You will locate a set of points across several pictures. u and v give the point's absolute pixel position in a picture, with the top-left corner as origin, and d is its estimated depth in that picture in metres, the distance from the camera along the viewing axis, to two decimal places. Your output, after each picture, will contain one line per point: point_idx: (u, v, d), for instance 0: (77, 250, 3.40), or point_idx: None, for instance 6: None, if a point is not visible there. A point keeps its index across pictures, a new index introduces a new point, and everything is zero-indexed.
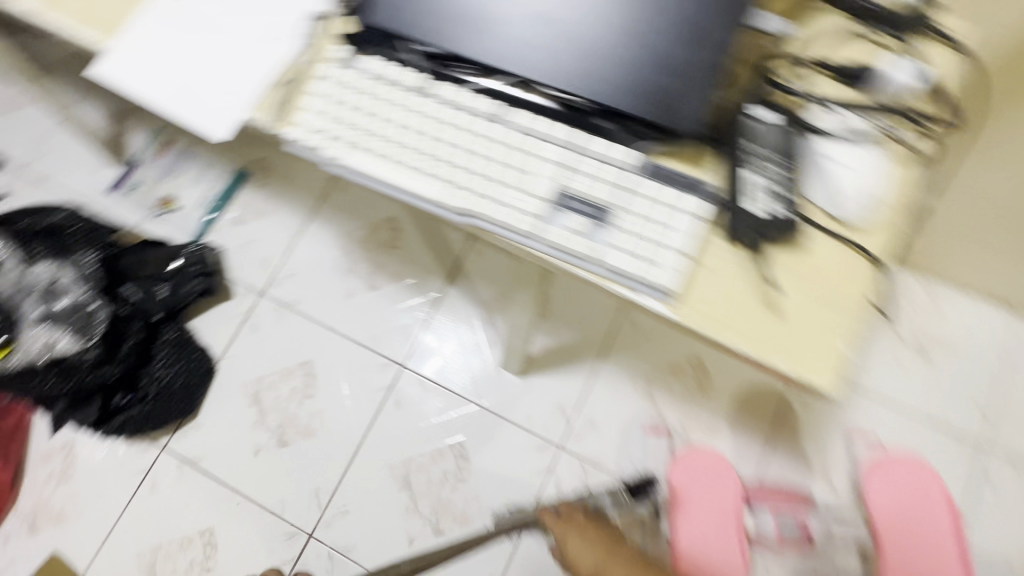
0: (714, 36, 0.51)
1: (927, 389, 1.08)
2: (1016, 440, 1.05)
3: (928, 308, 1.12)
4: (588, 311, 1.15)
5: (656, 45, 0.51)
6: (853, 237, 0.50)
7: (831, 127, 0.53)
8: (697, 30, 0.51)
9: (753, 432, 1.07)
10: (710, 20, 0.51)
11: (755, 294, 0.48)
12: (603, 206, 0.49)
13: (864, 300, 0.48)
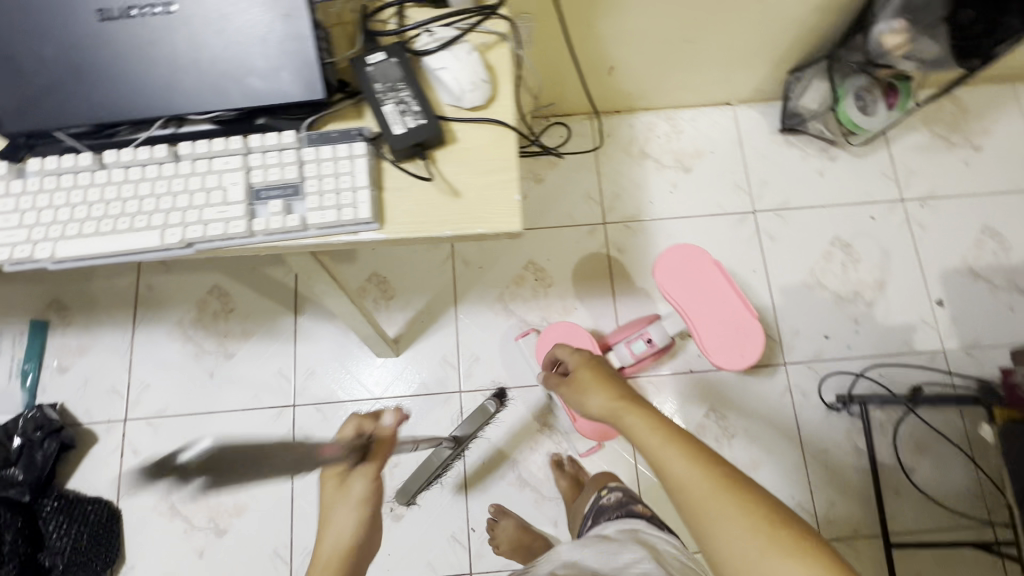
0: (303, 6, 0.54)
1: (699, 194, 1.32)
2: (772, 196, 1.31)
3: (672, 134, 1.35)
4: (427, 272, 1.26)
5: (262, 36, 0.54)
6: (487, 116, 0.60)
7: (432, 35, 0.61)
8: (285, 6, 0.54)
9: (597, 295, 1.25)
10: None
11: (438, 190, 0.58)
12: (290, 181, 0.56)
13: (516, 155, 0.60)
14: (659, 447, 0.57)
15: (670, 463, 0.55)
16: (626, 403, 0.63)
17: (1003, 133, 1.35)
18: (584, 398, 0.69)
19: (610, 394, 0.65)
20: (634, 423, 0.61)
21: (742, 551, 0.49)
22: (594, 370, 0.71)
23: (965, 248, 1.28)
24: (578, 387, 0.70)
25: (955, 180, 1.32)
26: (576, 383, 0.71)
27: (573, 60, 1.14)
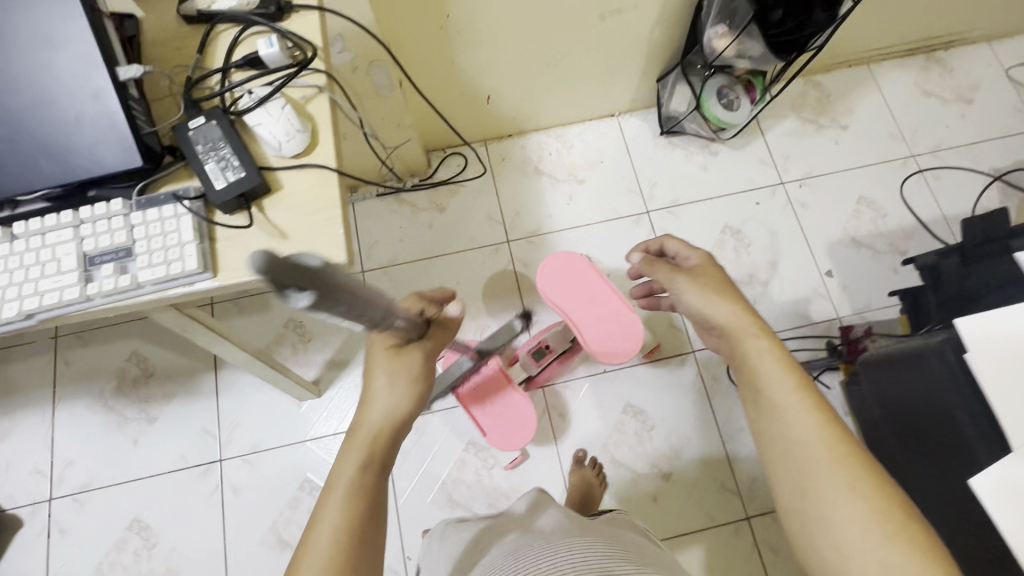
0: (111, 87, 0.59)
1: (595, 201, 1.38)
2: (663, 195, 1.39)
3: (563, 150, 1.43)
4: (342, 310, 1.30)
5: (76, 118, 0.59)
6: (308, 162, 0.66)
7: (252, 95, 0.67)
8: (95, 90, 0.59)
9: (508, 311, 1.30)
10: (97, 75, 0.59)
11: (266, 235, 0.63)
12: (123, 244, 0.61)
13: (339, 195, 0.65)
14: (787, 390, 0.56)
15: (797, 418, 0.54)
16: (755, 330, 0.61)
17: (866, 110, 1.46)
18: (706, 300, 0.66)
19: (739, 311, 0.63)
20: (760, 349, 0.59)
21: (857, 535, 0.47)
22: (712, 271, 0.71)
23: (846, 219, 1.36)
24: (699, 289, 0.68)
25: (829, 158, 1.42)
26: (699, 282, 0.68)
27: (449, 95, 1.21)
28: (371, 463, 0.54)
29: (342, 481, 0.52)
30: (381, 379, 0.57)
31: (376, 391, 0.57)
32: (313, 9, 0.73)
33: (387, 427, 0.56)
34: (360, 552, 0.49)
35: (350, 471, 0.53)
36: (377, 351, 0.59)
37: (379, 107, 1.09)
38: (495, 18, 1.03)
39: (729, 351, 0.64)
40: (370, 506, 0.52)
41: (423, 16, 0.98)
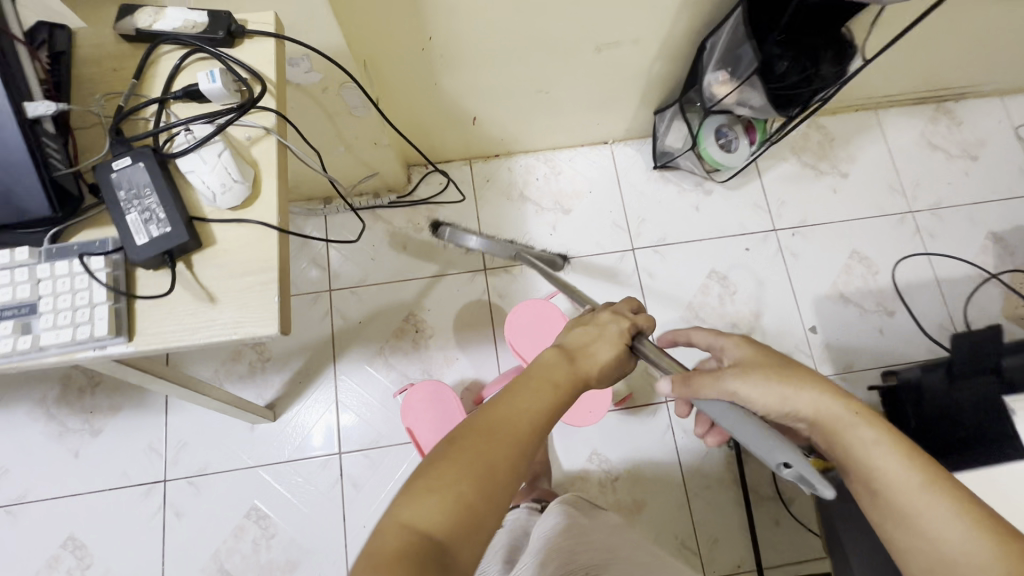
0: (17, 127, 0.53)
1: (579, 234, 1.32)
2: (650, 234, 1.33)
3: (551, 176, 1.36)
4: (304, 329, 1.24)
5: None
6: (246, 217, 0.60)
7: (189, 134, 0.60)
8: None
9: (478, 344, 1.24)
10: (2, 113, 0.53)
11: (193, 297, 0.57)
12: (27, 300, 0.54)
13: (277, 255, 0.59)
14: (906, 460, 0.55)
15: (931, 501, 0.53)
16: (859, 417, 0.58)
17: (869, 158, 1.40)
18: (783, 401, 0.59)
19: (831, 400, 0.58)
20: (866, 441, 0.57)
21: None
22: (767, 366, 0.61)
23: (836, 274, 1.32)
24: (765, 396, 0.59)
25: (825, 207, 1.37)
26: (769, 378, 0.59)
27: (432, 114, 1.14)
28: (569, 382, 0.55)
29: (552, 383, 0.55)
30: (607, 340, 0.62)
31: (599, 344, 0.62)
32: (267, 36, 0.66)
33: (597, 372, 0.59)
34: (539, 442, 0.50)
35: (560, 374, 0.55)
36: (600, 321, 0.65)
37: (353, 126, 1.01)
38: (484, 43, 0.95)
39: (824, 438, 0.60)
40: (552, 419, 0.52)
41: (404, 38, 0.90)
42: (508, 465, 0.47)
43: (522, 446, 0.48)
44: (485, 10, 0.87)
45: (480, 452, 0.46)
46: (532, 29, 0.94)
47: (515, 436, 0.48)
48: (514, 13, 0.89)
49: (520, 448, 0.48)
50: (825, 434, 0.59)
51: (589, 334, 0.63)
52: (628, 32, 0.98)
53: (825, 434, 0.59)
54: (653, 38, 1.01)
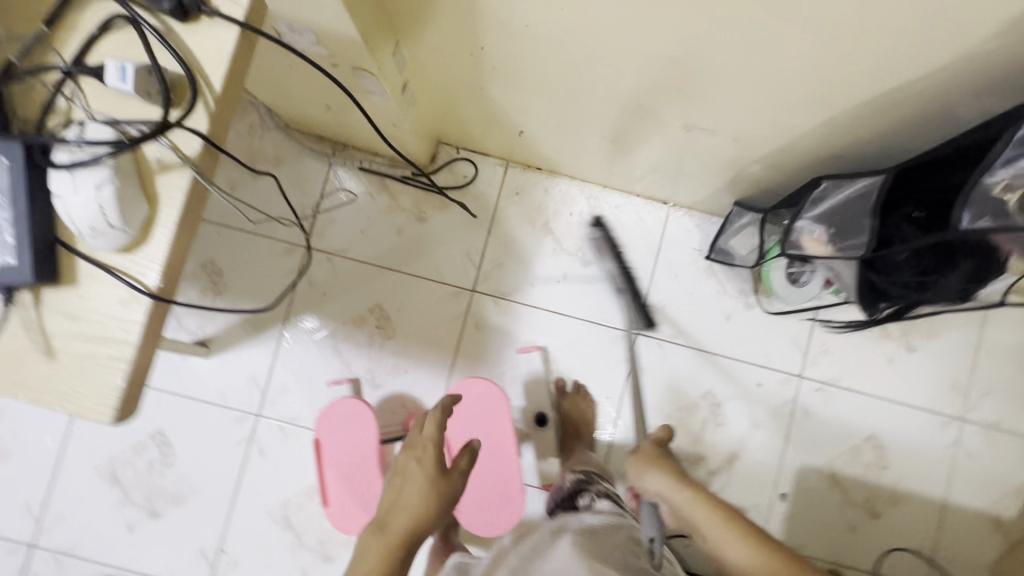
0: None
1: (587, 293, 1.16)
2: (662, 325, 1.16)
3: (588, 217, 1.16)
4: (266, 277, 1.14)
5: None
6: (120, 265, 0.47)
7: (79, 138, 0.45)
8: None
9: (432, 366, 1.14)
10: None
11: (30, 344, 0.47)
12: None
13: (141, 329, 0.47)
14: (709, 514, 0.66)
15: (727, 542, 0.63)
16: (691, 493, 0.69)
17: (949, 341, 1.17)
18: (642, 477, 0.77)
19: (671, 480, 0.73)
20: (694, 512, 0.67)
21: None
22: (655, 463, 0.77)
23: (839, 451, 1.15)
24: (636, 468, 0.79)
25: (869, 375, 1.16)
26: (640, 461, 0.79)
27: (476, 110, 0.94)
28: (388, 552, 0.57)
29: (366, 567, 0.56)
30: (415, 493, 0.61)
31: (407, 494, 0.61)
32: (229, 24, 0.48)
33: (414, 528, 0.59)
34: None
35: (372, 559, 0.56)
36: (405, 464, 0.64)
37: (369, 104, 0.84)
38: (548, 73, 0.74)
39: (669, 509, 0.73)
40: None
41: (449, 37, 0.70)
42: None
43: None
44: (558, 44, 0.66)
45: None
46: (613, 80, 0.72)
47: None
48: (595, 58, 0.68)
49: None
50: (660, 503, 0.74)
51: (395, 489, 0.62)
52: (731, 125, 0.76)
53: (657, 495, 0.75)
54: (759, 142, 0.78)
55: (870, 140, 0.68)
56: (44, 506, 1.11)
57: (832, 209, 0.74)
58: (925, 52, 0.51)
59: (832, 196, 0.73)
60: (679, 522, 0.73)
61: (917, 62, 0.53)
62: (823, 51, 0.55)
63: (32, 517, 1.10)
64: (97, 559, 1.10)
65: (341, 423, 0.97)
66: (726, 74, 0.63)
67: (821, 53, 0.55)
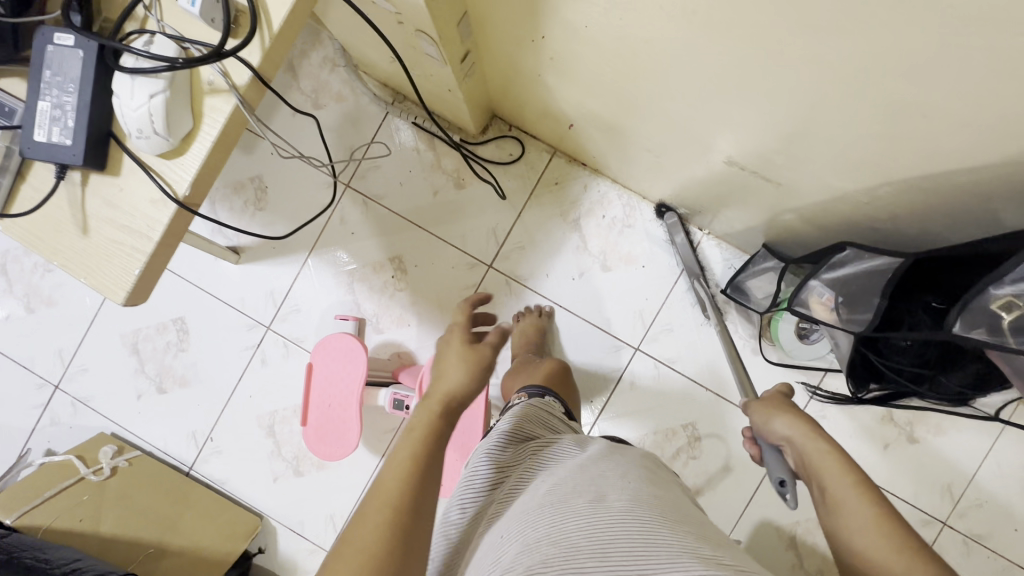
0: None
1: (599, 297, 1.17)
2: (665, 346, 1.16)
3: (619, 223, 1.17)
4: (305, 205, 1.21)
5: None
6: (159, 168, 0.52)
7: (146, 49, 0.50)
8: None
9: (434, 326, 1.19)
10: None
11: (71, 219, 0.53)
12: None
13: (163, 229, 0.52)
14: (846, 485, 0.58)
15: (853, 508, 0.56)
16: (831, 451, 0.61)
17: (955, 442, 1.12)
18: (767, 420, 0.69)
19: (807, 427, 0.65)
20: (829, 465, 0.60)
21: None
22: (788, 410, 0.68)
23: (805, 517, 1.14)
24: (761, 413, 0.71)
25: (860, 453, 1.13)
26: (767, 406, 0.71)
27: (535, 95, 0.95)
28: (435, 418, 0.57)
29: (416, 428, 0.55)
30: (451, 364, 0.64)
31: (448, 368, 0.63)
32: None
33: (459, 394, 0.60)
34: (431, 485, 0.50)
35: (421, 420, 0.56)
36: (440, 356, 0.67)
37: (429, 66, 0.86)
38: (603, 76, 0.74)
39: (796, 457, 0.65)
40: (435, 467, 0.52)
41: (514, 20, 0.71)
42: (405, 535, 0.46)
43: (395, 516, 0.46)
44: (613, 51, 0.66)
45: (378, 514, 0.46)
46: (665, 99, 0.72)
47: (398, 500, 0.47)
48: (649, 73, 0.67)
49: (405, 514, 0.47)
50: (793, 453, 0.65)
51: (435, 372, 0.64)
52: (772, 171, 0.74)
53: (793, 446, 0.65)
54: (797, 194, 0.76)
55: (906, 220, 0.66)
56: (73, 356, 1.24)
57: (849, 280, 0.71)
58: (974, 147, 0.49)
59: (851, 266, 0.70)
60: (802, 472, 0.64)
61: (965, 155, 0.51)
62: (870, 121, 0.53)
63: (61, 363, 1.24)
64: (106, 414, 1.23)
65: (334, 357, 1.04)
66: (773, 120, 0.62)
67: (868, 124, 0.53)
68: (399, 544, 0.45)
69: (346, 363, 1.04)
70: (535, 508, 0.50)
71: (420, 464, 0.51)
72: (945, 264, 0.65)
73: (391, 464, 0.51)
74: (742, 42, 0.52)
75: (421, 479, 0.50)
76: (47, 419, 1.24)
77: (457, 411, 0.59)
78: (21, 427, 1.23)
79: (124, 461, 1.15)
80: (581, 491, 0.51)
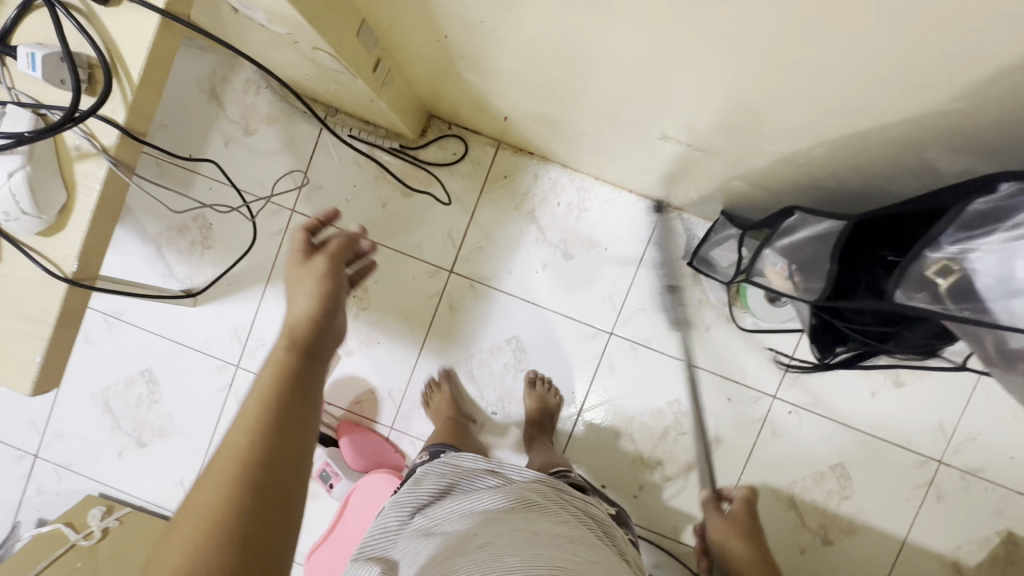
0: None
1: (566, 287, 1.14)
2: (638, 327, 1.14)
3: (575, 208, 1.13)
4: (253, 237, 1.17)
5: None
6: (40, 247, 0.49)
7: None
8: None
9: (404, 340, 1.17)
10: None
11: None
12: None
13: (57, 311, 0.49)
14: None
15: None
16: None
17: (941, 380, 1.11)
18: None
19: None
20: None
21: None
22: None
23: (802, 475, 1.13)
24: None
25: (848, 404, 1.12)
26: None
27: (460, 91, 0.90)
28: (286, 357, 0.55)
29: (266, 378, 0.52)
30: (304, 293, 0.63)
31: (298, 296, 0.63)
32: (149, 12, 0.47)
33: (301, 319, 0.60)
34: (285, 436, 0.48)
35: (271, 367, 0.54)
36: (295, 276, 0.65)
37: (345, 81, 0.81)
38: (518, 68, 0.70)
39: None
40: (292, 416, 0.50)
41: (412, 22, 0.67)
42: (255, 486, 0.43)
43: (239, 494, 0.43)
44: (518, 43, 0.62)
45: (224, 470, 0.44)
46: (585, 82, 0.68)
47: (246, 451, 0.45)
48: (562, 59, 0.63)
49: (251, 466, 0.44)
50: None
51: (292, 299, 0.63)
52: (710, 143, 0.71)
53: None
54: (740, 161, 0.72)
55: (850, 175, 0.63)
56: (47, 423, 1.22)
57: (799, 247, 0.69)
58: (892, 101, 0.46)
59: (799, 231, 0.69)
60: None
61: (893, 111, 0.47)
62: (784, 87, 0.50)
63: (36, 431, 1.22)
64: (90, 476, 1.21)
65: None
66: (693, 95, 0.58)
67: (786, 90, 0.50)
68: (251, 491, 0.43)
69: None
70: (465, 559, 0.48)
71: (266, 417, 0.48)
72: (892, 220, 0.60)
73: (238, 423, 0.48)
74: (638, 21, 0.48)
75: (269, 432, 0.47)
76: (33, 488, 1.22)
77: (308, 343, 0.57)
78: (10, 500, 1.22)
79: (115, 520, 1.13)
80: (515, 546, 0.49)
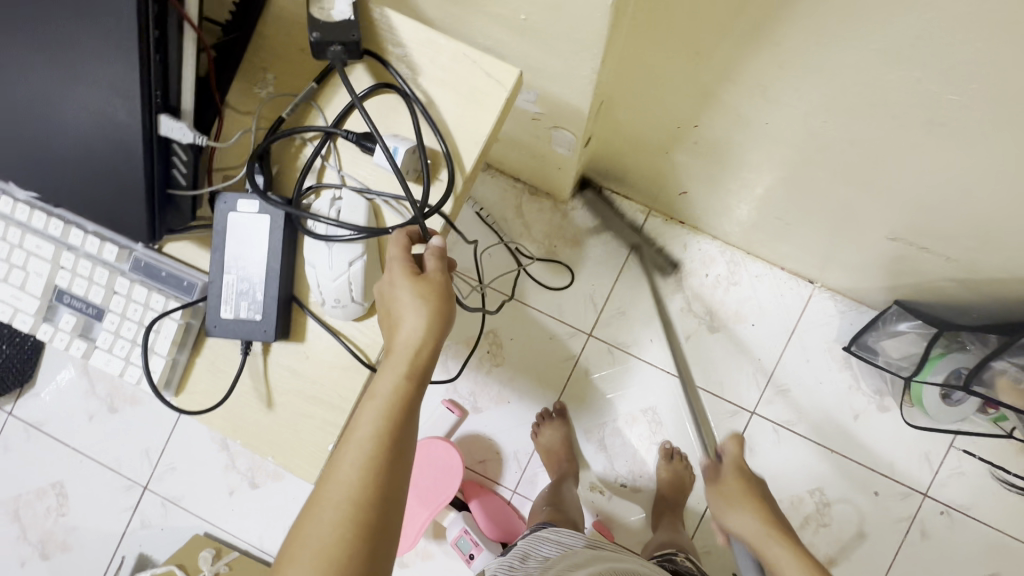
0: (127, 135, 0.41)
1: (708, 360, 1.11)
2: (783, 409, 1.10)
3: (724, 281, 1.11)
4: None
5: (86, 153, 0.42)
6: (351, 330, 0.47)
7: (336, 212, 0.46)
8: (113, 123, 0.41)
9: (535, 401, 1.14)
10: (122, 101, 0.41)
11: (256, 395, 0.48)
12: (100, 309, 0.48)
13: (356, 397, 0.47)
14: None
15: None
16: None
17: None
18: None
19: None
20: None
21: None
22: None
23: None
24: None
25: (1007, 512, 1.05)
26: None
27: (647, 168, 0.90)
28: (401, 394, 0.41)
29: (364, 431, 0.40)
30: (411, 312, 0.43)
31: (403, 316, 0.43)
32: (491, 105, 0.47)
33: (423, 355, 0.43)
34: (388, 512, 0.39)
35: (381, 404, 0.41)
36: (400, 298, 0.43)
37: (552, 154, 0.81)
38: (760, 161, 0.69)
39: None
40: (392, 490, 0.40)
41: (665, 111, 0.66)
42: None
43: None
44: (784, 142, 0.61)
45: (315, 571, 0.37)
46: (837, 182, 0.65)
47: (349, 548, 0.37)
48: (822, 163, 0.62)
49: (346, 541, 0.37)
50: None
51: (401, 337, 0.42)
52: (953, 249, 0.68)
53: None
54: (978, 266, 0.70)
55: None
56: (159, 454, 1.19)
57: None
58: None
59: None
60: None
61: None
62: None
63: (148, 462, 1.20)
64: (197, 513, 1.18)
65: (434, 466, 1.06)
66: (981, 210, 0.57)
67: None
68: None
69: (440, 475, 1.06)
70: None
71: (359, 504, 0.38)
72: None
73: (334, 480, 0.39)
74: (1003, 152, 0.46)
75: (374, 513, 0.39)
76: (138, 521, 1.19)
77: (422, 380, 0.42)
78: (114, 530, 1.19)
79: (225, 566, 1.10)
80: None
